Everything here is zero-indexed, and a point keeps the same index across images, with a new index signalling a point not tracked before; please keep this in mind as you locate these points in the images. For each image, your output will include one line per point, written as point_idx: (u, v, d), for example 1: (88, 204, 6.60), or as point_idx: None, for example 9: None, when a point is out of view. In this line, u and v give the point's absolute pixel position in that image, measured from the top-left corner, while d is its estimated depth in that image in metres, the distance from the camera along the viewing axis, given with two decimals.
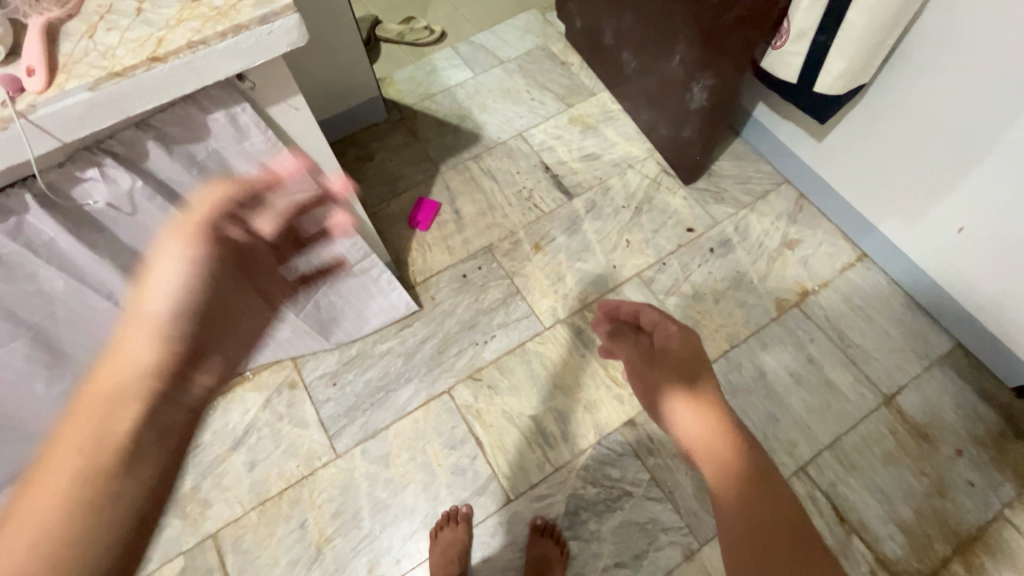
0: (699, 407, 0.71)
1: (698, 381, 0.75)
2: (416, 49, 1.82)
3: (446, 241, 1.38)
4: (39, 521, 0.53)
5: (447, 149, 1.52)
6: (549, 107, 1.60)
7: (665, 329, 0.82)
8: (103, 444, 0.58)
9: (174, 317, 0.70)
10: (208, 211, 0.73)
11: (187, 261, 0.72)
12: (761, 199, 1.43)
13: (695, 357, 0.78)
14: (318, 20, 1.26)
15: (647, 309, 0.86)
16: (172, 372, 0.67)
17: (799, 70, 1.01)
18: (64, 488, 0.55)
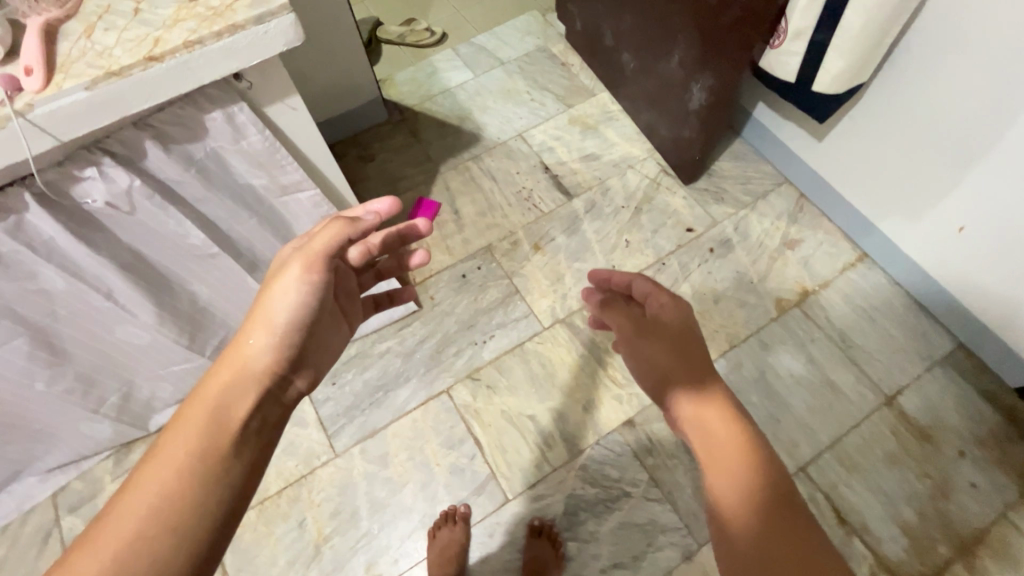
0: (702, 402, 0.60)
1: (702, 370, 0.62)
2: (417, 51, 1.83)
3: (446, 241, 1.39)
4: (162, 491, 0.50)
5: (448, 150, 1.53)
6: (549, 108, 1.60)
7: (660, 300, 0.69)
8: (223, 425, 0.56)
9: (296, 328, 0.63)
10: (327, 243, 0.66)
11: (302, 282, 0.63)
12: (761, 199, 1.42)
13: (692, 334, 0.66)
14: (319, 22, 1.27)
15: (641, 279, 0.72)
16: (289, 361, 0.63)
17: (797, 69, 1.01)
18: (184, 467, 0.52)
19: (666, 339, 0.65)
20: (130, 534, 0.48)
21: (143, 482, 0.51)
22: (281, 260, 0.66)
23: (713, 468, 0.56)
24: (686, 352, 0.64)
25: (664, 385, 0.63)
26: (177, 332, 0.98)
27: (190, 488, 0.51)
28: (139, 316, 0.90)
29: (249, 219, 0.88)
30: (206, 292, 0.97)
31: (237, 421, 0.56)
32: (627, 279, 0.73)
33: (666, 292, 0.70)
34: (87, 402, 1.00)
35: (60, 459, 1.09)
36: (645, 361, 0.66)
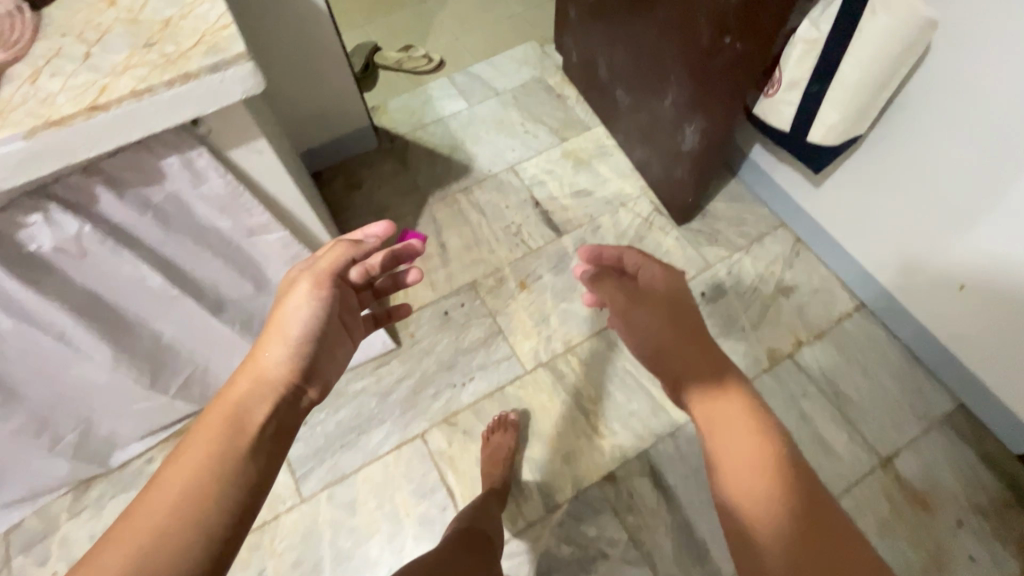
0: (709, 386, 0.57)
1: (692, 332, 0.62)
2: (413, 77, 1.84)
3: (430, 275, 1.35)
4: (180, 497, 0.49)
5: (437, 180, 1.50)
6: (543, 141, 1.57)
7: (650, 268, 0.67)
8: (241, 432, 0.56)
9: (307, 341, 0.68)
10: (334, 262, 0.73)
11: (311, 297, 0.70)
12: (756, 242, 1.38)
13: (683, 299, 0.66)
14: (306, 51, 1.26)
15: (631, 249, 0.69)
16: (302, 370, 0.66)
17: (791, 119, 0.97)
18: (200, 474, 0.51)
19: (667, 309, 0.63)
20: (146, 541, 0.46)
21: (155, 494, 0.50)
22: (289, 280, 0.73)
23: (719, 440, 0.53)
24: (677, 314, 0.64)
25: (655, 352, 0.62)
26: (137, 370, 0.94)
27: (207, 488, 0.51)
28: (95, 356, 0.86)
29: (213, 259, 0.85)
30: (169, 331, 0.93)
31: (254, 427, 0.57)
32: (618, 253, 0.69)
33: (656, 261, 0.68)
34: (41, 440, 0.96)
35: (15, 495, 1.05)
36: (640, 326, 0.64)
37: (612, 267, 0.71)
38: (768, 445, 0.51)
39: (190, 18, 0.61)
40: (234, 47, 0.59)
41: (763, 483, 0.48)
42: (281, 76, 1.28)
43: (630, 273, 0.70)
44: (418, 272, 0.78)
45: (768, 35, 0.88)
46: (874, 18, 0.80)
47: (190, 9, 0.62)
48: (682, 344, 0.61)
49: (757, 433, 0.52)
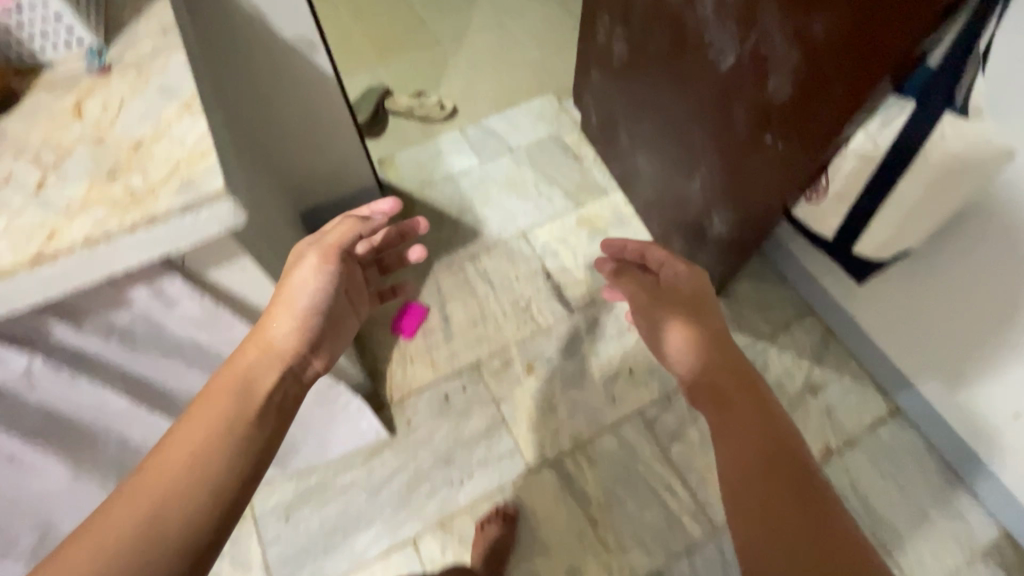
0: (697, 343, 0.68)
1: (699, 312, 0.73)
2: (424, 125, 1.78)
3: (431, 353, 1.26)
4: (193, 456, 0.54)
5: (443, 245, 1.42)
6: (557, 205, 1.49)
7: (674, 267, 0.82)
8: (247, 396, 0.61)
9: (313, 313, 0.72)
10: (341, 236, 0.77)
11: (321, 268, 0.73)
12: (782, 330, 1.29)
13: (700, 292, 0.77)
14: (312, 117, 1.17)
15: (656, 250, 0.86)
16: (311, 340, 0.71)
17: (836, 228, 0.88)
18: (207, 437, 0.56)
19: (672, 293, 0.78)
20: (155, 497, 0.51)
21: (169, 447, 0.55)
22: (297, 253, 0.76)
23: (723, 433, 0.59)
24: (689, 306, 0.75)
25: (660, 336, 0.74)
26: (101, 478, 0.84)
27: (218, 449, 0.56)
28: (51, 472, 0.77)
29: (189, 371, 0.76)
30: (139, 436, 0.84)
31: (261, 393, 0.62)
32: (640, 248, 0.88)
33: (679, 260, 0.83)
34: None
35: None
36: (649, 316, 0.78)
37: (635, 260, 0.90)
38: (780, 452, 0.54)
39: (164, 140, 0.53)
40: (211, 184, 0.50)
41: (744, 478, 0.53)
42: (282, 141, 1.20)
43: (652, 268, 0.87)
44: (419, 248, 0.91)
45: (820, 145, 0.80)
46: (939, 140, 0.71)
47: (165, 128, 0.54)
48: (690, 324, 0.71)
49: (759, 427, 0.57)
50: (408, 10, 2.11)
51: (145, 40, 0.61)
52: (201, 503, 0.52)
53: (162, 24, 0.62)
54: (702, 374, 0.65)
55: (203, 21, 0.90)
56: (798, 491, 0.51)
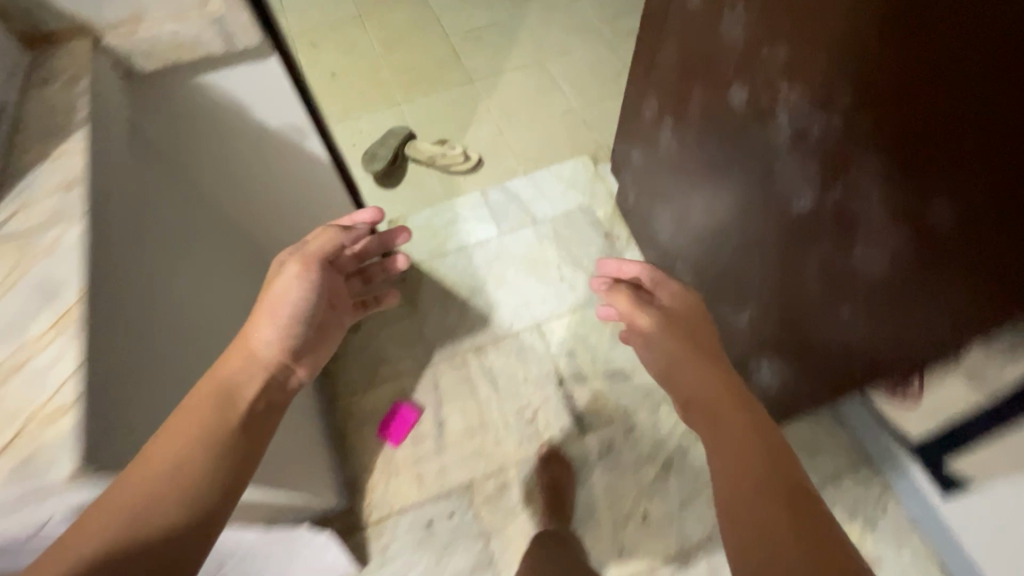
0: (694, 358, 0.70)
1: (694, 334, 0.76)
2: (445, 177, 1.64)
3: (418, 466, 1.11)
4: (174, 465, 0.51)
5: (447, 331, 1.27)
6: (580, 294, 1.32)
7: (668, 289, 0.86)
8: (234, 403, 0.61)
9: (297, 323, 0.76)
10: (324, 248, 0.82)
11: (301, 278, 0.77)
12: (830, 483, 1.09)
13: (696, 312, 0.81)
14: (305, 207, 0.99)
15: (650, 272, 0.90)
16: (292, 351, 0.74)
17: (928, 432, 0.77)
18: (193, 437, 0.55)
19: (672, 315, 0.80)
20: (141, 496, 0.49)
21: (148, 456, 0.51)
22: (279, 263, 0.80)
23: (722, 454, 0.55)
24: (687, 327, 0.77)
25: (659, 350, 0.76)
26: None
27: (198, 446, 0.54)
28: None
29: None
30: None
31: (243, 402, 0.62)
32: (640, 271, 0.91)
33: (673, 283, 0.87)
34: None
35: None
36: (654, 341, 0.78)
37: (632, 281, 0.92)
38: (779, 462, 0.52)
39: (21, 376, 0.43)
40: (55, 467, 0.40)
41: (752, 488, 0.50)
42: (266, 229, 1.03)
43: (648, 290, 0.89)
44: (404, 258, 1.01)
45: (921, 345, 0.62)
46: None
47: (25, 356, 0.44)
48: (683, 347, 0.73)
49: (753, 438, 0.55)
50: (441, 44, 1.97)
51: (42, 202, 0.51)
52: (188, 495, 0.51)
53: (68, 178, 0.52)
54: (700, 394, 0.65)
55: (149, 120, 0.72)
56: (777, 497, 0.48)
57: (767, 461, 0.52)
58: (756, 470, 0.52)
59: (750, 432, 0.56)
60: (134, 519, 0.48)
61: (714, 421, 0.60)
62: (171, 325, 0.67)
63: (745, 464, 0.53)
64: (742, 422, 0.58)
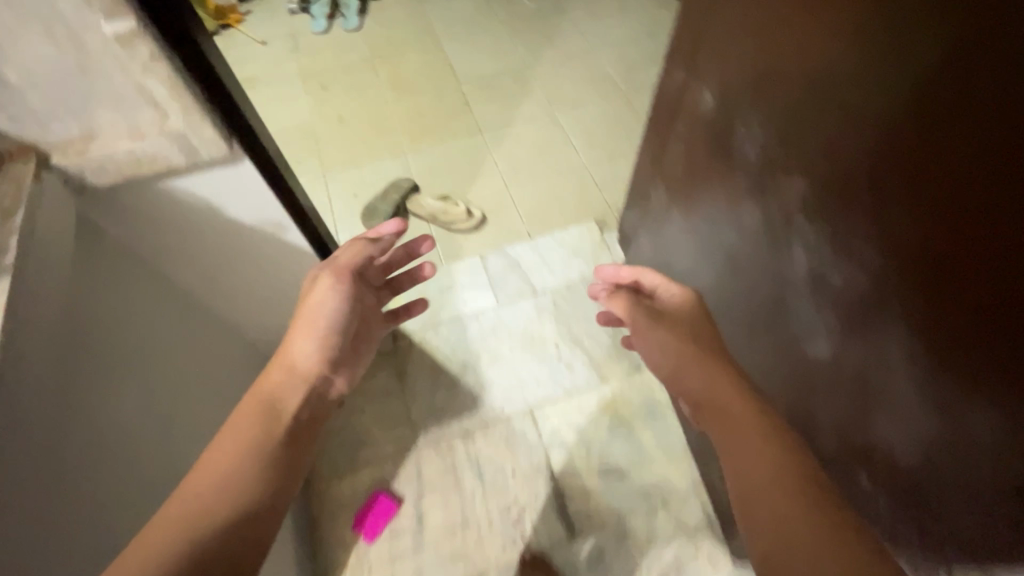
0: (693, 355, 0.73)
1: (700, 333, 0.77)
2: (446, 234, 1.59)
3: (393, 566, 1.04)
4: (219, 487, 0.61)
5: (435, 412, 1.20)
6: (578, 376, 1.24)
7: (669, 289, 0.86)
8: (275, 416, 0.72)
9: (334, 333, 0.83)
10: (351, 258, 0.88)
11: (331, 295, 0.83)
12: None
13: (698, 314, 0.81)
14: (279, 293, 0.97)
15: (648, 273, 0.89)
16: (330, 362, 0.82)
17: None
18: (234, 454, 0.65)
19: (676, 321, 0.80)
20: (193, 511, 0.58)
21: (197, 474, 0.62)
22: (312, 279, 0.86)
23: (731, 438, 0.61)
24: (692, 333, 0.78)
25: (665, 360, 0.76)
26: None
27: (245, 447, 0.67)
28: None
29: None
30: None
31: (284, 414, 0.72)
32: (635, 274, 0.90)
33: (671, 283, 0.87)
34: None
35: None
36: (659, 346, 0.78)
37: (628, 283, 0.92)
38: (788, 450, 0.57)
39: None
40: None
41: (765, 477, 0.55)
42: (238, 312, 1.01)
43: (646, 290, 0.90)
44: (428, 262, 0.93)
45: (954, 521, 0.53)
46: None
47: None
48: (690, 345, 0.75)
49: (764, 431, 0.60)
50: (452, 91, 1.93)
51: None
52: (235, 498, 0.61)
53: None
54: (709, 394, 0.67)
55: (111, 220, 0.72)
56: (813, 500, 0.52)
57: (792, 466, 0.55)
58: (769, 470, 0.56)
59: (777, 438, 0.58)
60: (188, 523, 0.57)
61: (724, 418, 0.63)
62: (96, 445, 0.64)
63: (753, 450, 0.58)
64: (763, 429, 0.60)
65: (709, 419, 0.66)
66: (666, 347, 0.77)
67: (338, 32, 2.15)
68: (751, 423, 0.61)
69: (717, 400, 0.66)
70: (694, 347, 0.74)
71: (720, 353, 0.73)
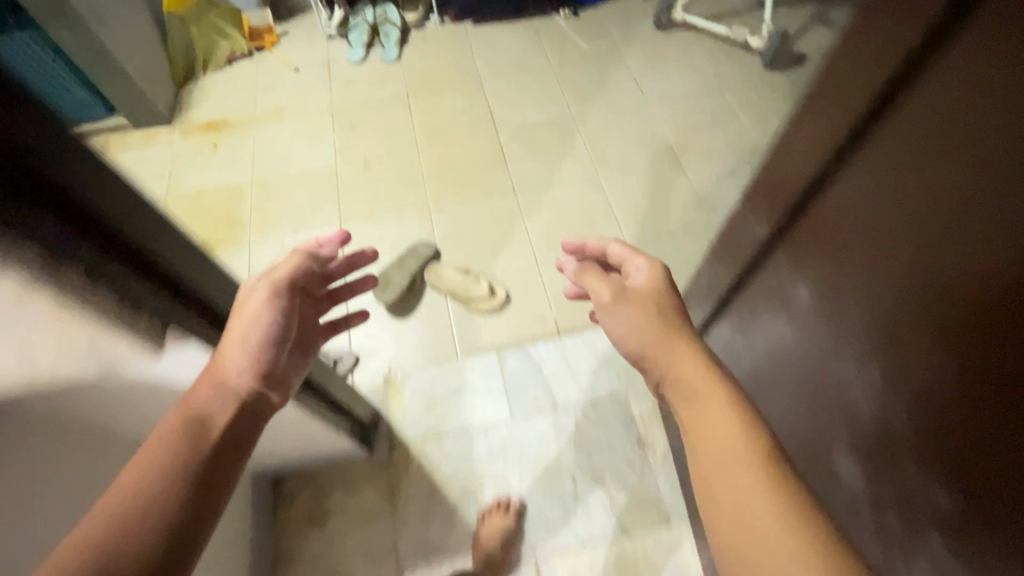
0: (658, 327, 0.80)
1: (663, 308, 0.83)
2: (464, 313, 1.43)
3: None
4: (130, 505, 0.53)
5: (426, 548, 1.05)
6: (595, 522, 1.06)
7: (634, 262, 0.91)
8: (203, 430, 0.62)
9: (265, 347, 0.72)
10: (290, 272, 0.78)
11: (263, 307, 0.73)
12: None
13: (662, 287, 0.87)
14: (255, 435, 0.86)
15: (615, 244, 0.95)
16: (265, 378, 0.71)
17: None
18: (159, 468, 0.57)
19: (641, 297, 0.86)
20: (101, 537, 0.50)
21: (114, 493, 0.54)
22: (243, 289, 0.75)
23: (702, 432, 0.68)
24: (657, 311, 0.83)
25: (631, 336, 0.82)
26: None
27: (175, 450, 0.59)
28: None
29: None
30: None
31: (217, 426, 0.63)
32: (603, 245, 0.97)
33: (637, 254, 0.93)
34: None
35: None
36: (627, 321, 0.83)
37: (596, 255, 0.99)
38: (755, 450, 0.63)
39: None
40: None
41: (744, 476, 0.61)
42: None
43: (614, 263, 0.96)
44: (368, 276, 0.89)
45: None
46: None
47: None
48: (658, 326, 0.81)
49: (738, 431, 0.65)
50: (487, 140, 1.77)
51: None
52: (155, 516, 0.53)
53: None
54: (678, 375, 0.74)
55: (65, 405, 0.65)
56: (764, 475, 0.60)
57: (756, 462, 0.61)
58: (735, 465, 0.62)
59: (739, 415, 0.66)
60: (104, 545, 0.50)
61: (692, 404, 0.71)
62: None
63: (725, 451, 0.64)
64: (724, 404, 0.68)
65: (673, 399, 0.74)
66: (631, 321, 0.83)
67: (375, 62, 2.02)
68: (711, 399, 0.69)
69: (684, 384, 0.73)
70: (658, 327, 0.80)
71: (686, 331, 0.80)
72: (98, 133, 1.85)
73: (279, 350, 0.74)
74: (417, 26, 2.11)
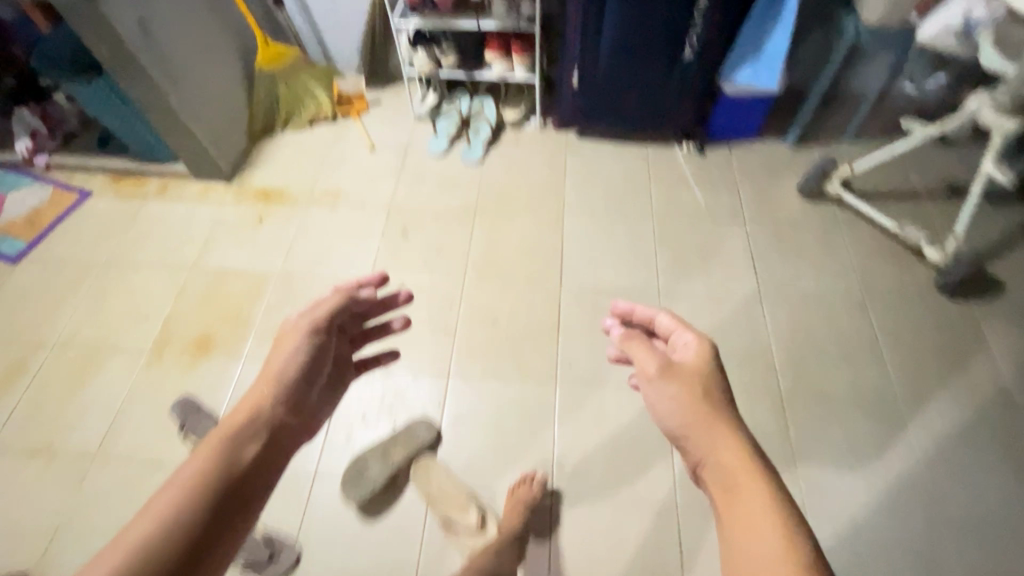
0: (698, 399, 0.69)
1: (710, 389, 0.71)
2: (440, 542, 1.12)
3: None
4: (163, 517, 0.58)
5: None
6: None
7: (682, 337, 0.78)
8: (230, 458, 0.67)
9: (298, 379, 0.80)
10: (331, 309, 0.86)
11: (302, 341, 0.81)
12: None
13: (711, 366, 0.73)
14: None
15: (665, 314, 0.80)
16: (292, 407, 0.77)
17: None
18: (183, 493, 0.61)
19: (687, 372, 0.73)
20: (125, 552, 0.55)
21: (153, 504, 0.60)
22: (285, 327, 0.84)
23: (728, 515, 0.60)
24: (704, 393, 0.70)
25: (675, 420, 0.70)
26: None
27: (205, 475, 0.64)
28: None
29: None
30: None
31: (244, 456, 0.67)
32: (650, 314, 0.82)
33: (686, 327, 0.79)
34: None
35: None
36: (665, 400, 0.70)
37: (642, 324, 0.84)
38: (784, 531, 0.55)
39: None
40: None
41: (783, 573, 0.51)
42: None
43: (660, 336, 0.82)
44: (404, 320, 0.95)
45: None
46: None
47: None
48: (703, 405, 0.68)
49: (773, 521, 0.56)
50: (546, 297, 1.46)
51: None
52: (170, 537, 0.58)
53: None
54: (709, 455, 0.65)
55: None
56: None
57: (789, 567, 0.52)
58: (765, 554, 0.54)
59: (779, 507, 0.57)
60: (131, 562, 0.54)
61: (727, 487, 0.62)
62: None
63: (747, 545, 0.55)
64: (763, 491, 0.59)
65: (707, 477, 0.65)
66: (671, 397, 0.71)
67: (455, 159, 1.77)
68: (752, 485, 0.60)
69: (724, 464, 0.63)
70: (709, 407, 0.68)
71: (737, 418, 0.68)
72: (160, 177, 1.77)
73: (308, 385, 0.81)
74: (515, 125, 1.84)
